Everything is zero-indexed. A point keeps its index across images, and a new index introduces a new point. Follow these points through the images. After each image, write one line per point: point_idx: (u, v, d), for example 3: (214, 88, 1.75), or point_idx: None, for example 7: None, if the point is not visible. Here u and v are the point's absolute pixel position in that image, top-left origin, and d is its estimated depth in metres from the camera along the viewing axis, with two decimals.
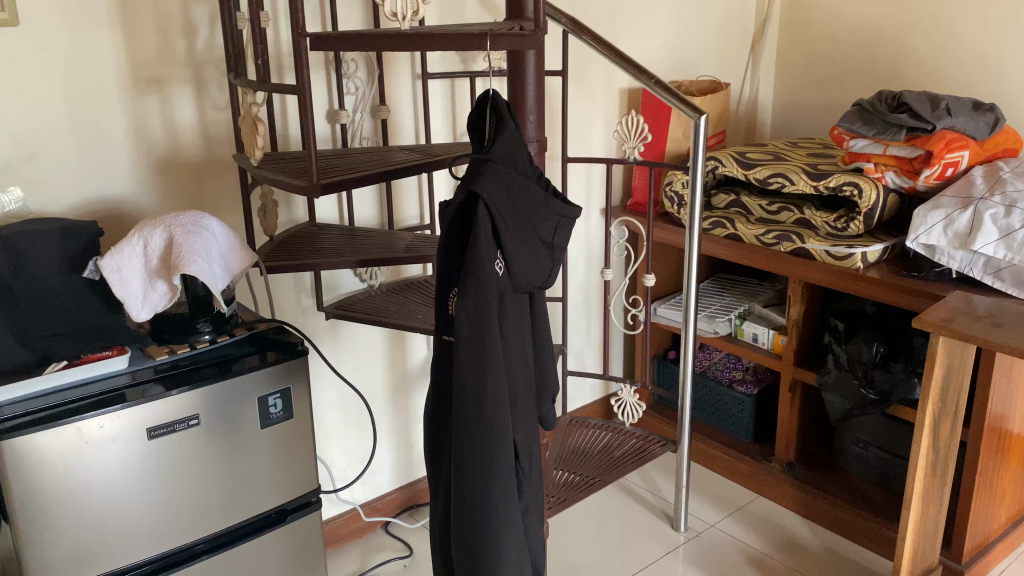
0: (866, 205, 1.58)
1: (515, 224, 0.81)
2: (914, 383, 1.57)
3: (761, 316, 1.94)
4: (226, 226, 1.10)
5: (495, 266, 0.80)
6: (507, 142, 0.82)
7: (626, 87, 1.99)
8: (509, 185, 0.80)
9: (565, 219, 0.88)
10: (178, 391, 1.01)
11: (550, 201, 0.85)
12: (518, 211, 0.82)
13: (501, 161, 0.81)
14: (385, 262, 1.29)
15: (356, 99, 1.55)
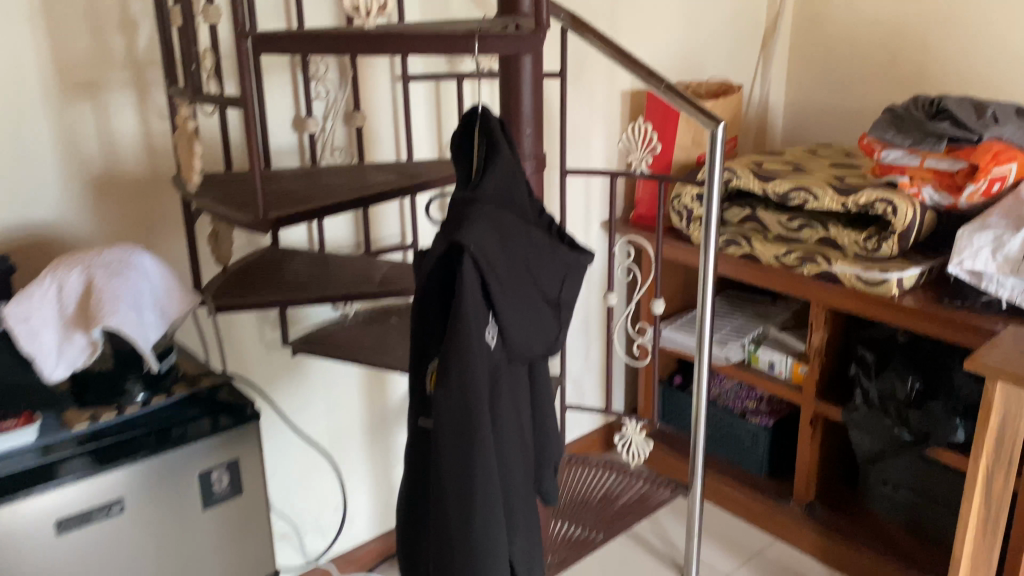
0: (901, 224, 1.41)
1: (513, 280, 0.68)
2: (956, 424, 1.40)
3: (778, 341, 1.77)
4: (161, 264, 0.94)
5: (486, 336, 0.67)
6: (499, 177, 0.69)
7: (629, 89, 1.81)
8: (503, 233, 0.67)
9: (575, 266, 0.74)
10: (98, 472, 0.82)
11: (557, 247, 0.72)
12: (515, 264, 0.68)
13: (492, 201, 0.68)
14: (356, 298, 1.10)
15: (326, 105, 1.36)
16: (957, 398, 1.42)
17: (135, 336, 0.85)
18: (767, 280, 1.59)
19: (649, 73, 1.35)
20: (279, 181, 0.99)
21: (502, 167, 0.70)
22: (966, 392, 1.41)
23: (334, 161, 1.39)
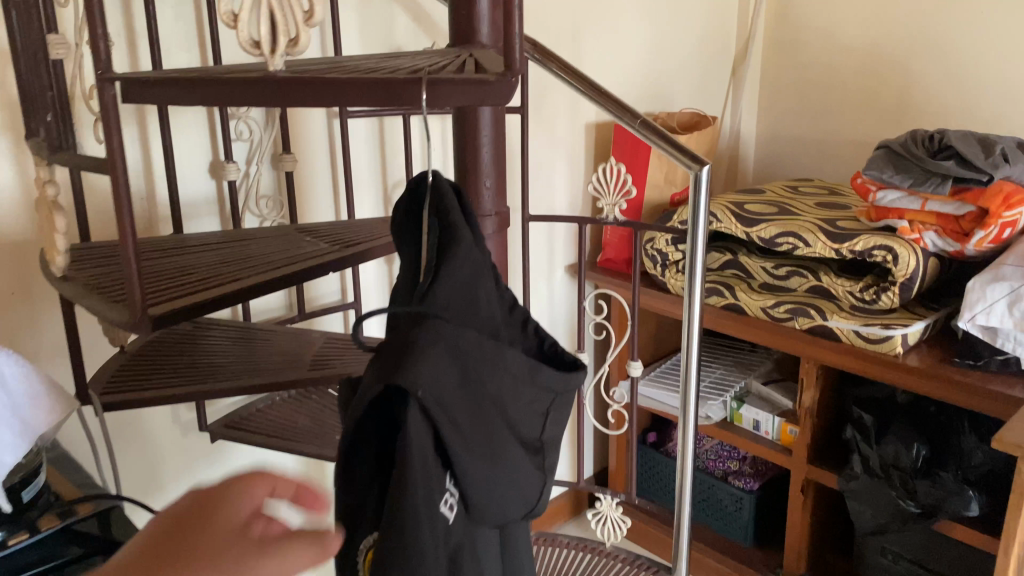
0: (904, 274, 1.26)
1: (478, 422, 0.56)
2: (970, 496, 1.24)
3: (762, 397, 1.62)
4: (20, 357, 0.74)
5: (442, 503, 0.54)
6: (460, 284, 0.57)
7: (593, 122, 1.65)
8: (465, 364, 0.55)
9: (554, 395, 0.64)
10: None
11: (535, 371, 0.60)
12: (481, 403, 0.56)
13: (450, 318, 0.56)
14: (281, 387, 0.90)
15: (249, 147, 1.16)
16: (967, 466, 1.29)
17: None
18: (752, 334, 1.43)
19: (621, 107, 1.21)
20: (185, 251, 0.79)
21: (464, 269, 0.58)
22: (978, 458, 1.28)
23: (261, 212, 1.19)
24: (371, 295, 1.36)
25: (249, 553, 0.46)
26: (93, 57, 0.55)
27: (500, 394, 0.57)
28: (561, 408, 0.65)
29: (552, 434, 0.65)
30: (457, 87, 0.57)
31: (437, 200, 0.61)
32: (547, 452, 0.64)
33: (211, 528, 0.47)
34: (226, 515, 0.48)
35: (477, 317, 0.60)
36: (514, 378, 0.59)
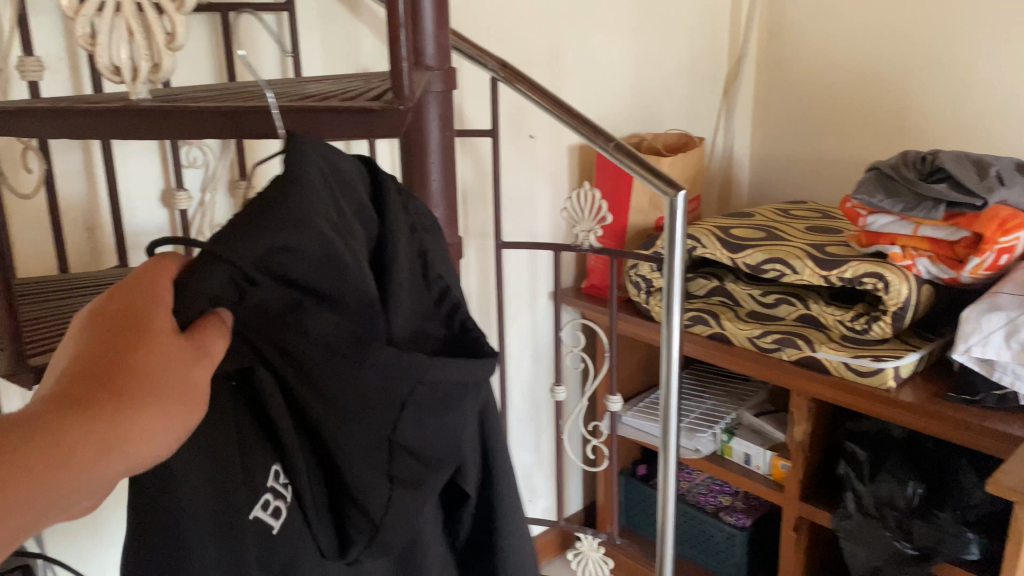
0: (895, 302, 1.20)
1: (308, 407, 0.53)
2: (969, 537, 1.18)
3: (753, 429, 1.55)
4: None
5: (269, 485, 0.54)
6: (315, 235, 0.50)
7: (576, 144, 1.59)
8: (286, 326, 0.50)
9: (433, 391, 0.58)
10: None
11: (397, 353, 0.54)
12: (311, 384, 0.52)
13: (285, 272, 0.48)
14: None
15: (204, 174, 1.12)
16: (965, 506, 1.21)
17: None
18: (735, 365, 1.37)
19: (595, 129, 1.16)
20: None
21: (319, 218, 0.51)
22: (976, 497, 1.21)
23: None
24: None
25: (191, 360, 0.45)
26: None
27: (349, 381, 0.53)
28: (448, 418, 0.60)
29: (434, 450, 0.61)
30: (339, 116, 0.59)
31: (319, 151, 0.55)
32: (396, 459, 0.58)
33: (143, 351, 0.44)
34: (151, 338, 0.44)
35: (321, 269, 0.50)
36: (367, 360, 0.53)
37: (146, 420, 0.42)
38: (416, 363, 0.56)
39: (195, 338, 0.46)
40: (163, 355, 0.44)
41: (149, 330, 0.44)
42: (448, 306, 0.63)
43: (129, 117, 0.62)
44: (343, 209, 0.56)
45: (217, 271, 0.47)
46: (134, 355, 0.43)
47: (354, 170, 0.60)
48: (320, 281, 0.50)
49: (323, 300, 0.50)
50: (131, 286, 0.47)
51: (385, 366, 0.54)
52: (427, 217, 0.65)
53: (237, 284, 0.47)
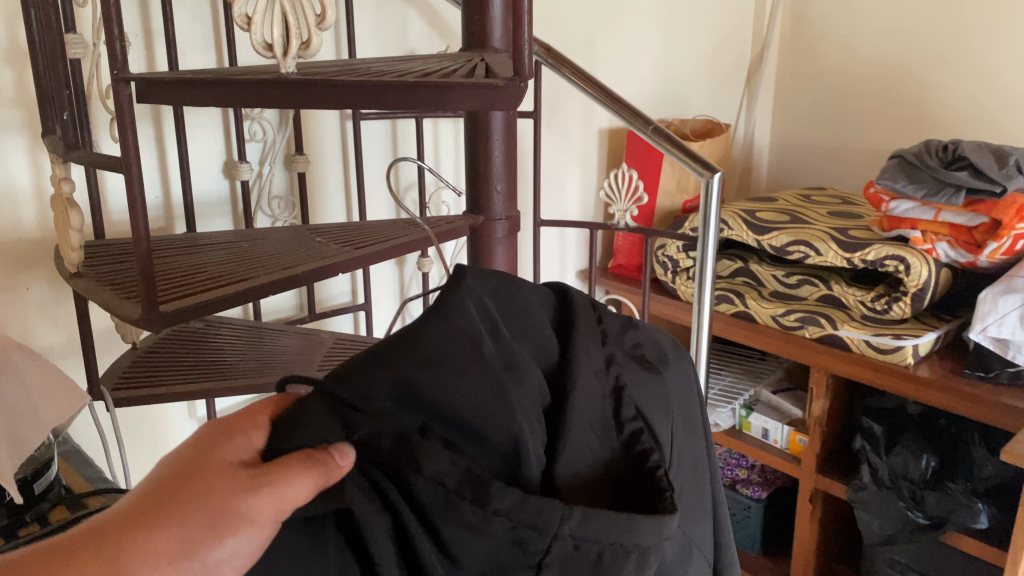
0: (915, 283, 1.26)
1: (427, 565, 0.45)
2: (978, 508, 1.24)
3: (771, 405, 1.61)
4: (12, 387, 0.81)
5: None
6: (443, 365, 0.49)
7: (606, 128, 1.65)
8: (401, 464, 0.46)
9: (577, 551, 0.49)
10: None
11: (524, 497, 0.47)
12: (434, 535, 0.46)
13: (406, 393, 0.48)
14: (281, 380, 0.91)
15: (263, 147, 1.17)
16: (976, 478, 1.28)
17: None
18: (759, 343, 1.42)
19: (634, 113, 1.21)
20: (195, 250, 0.81)
21: (456, 345, 0.50)
22: (987, 471, 1.28)
23: (273, 211, 1.20)
24: (383, 295, 1.38)
25: (239, 488, 0.41)
26: (109, 57, 0.55)
27: (470, 532, 0.46)
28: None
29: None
30: (467, 93, 0.61)
31: (481, 279, 0.58)
32: None
33: (206, 472, 0.42)
34: (216, 460, 0.43)
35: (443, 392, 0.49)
36: (491, 506, 0.46)
37: (162, 543, 0.39)
38: (550, 512, 0.47)
39: (267, 468, 0.42)
40: (212, 484, 0.41)
41: (213, 465, 0.43)
42: (633, 447, 0.59)
43: (280, 88, 0.58)
44: (505, 336, 0.55)
45: (313, 405, 0.45)
46: (192, 478, 0.42)
47: (537, 298, 0.64)
48: (466, 414, 0.49)
49: (465, 436, 0.50)
50: (229, 424, 0.46)
51: (512, 515, 0.46)
52: (642, 350, 0.70)
53: (342, 415, 0.46)
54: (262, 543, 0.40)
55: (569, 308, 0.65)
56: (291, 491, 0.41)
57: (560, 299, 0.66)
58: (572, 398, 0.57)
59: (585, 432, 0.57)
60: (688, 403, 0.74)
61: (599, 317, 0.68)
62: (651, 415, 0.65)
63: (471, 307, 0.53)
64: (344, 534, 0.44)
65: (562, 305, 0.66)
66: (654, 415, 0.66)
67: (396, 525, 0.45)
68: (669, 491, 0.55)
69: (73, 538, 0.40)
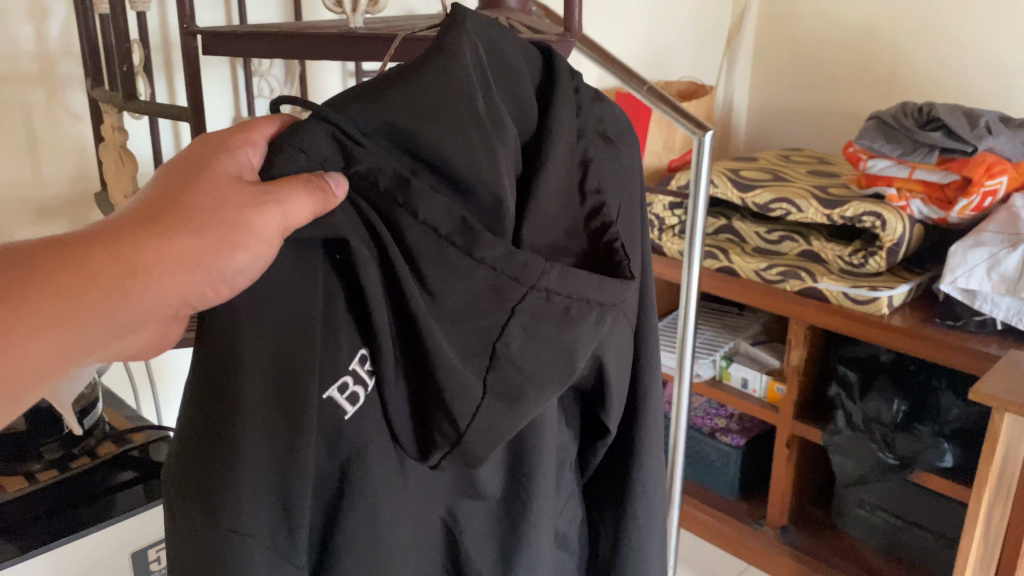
0: (891, 238, 1.33)
1: (411, 295, 0.53)
2: (944, 448, 1.34)
3: (750, 356, 1.69)
4: None
5: (349, 368, 0.54)
6: (437, 108, 0.54)
7: (595, 89, 1.70)
8: (394, 201, 0.52)
9: (549, 301, 0.57)
10: (31, 554, 0.69)
11: (512, 250, 0.55)
12: (417, 272, 0.54)
13: (399, 128, 0.53)
14: None
15: (270, 104, 1.20)
16: (943, 421, 1.37)
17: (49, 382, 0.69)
18: (742, 296, 1.49)
19: (630, 73, 1.26)
20: None
21: (450, 93, 0.54)
22: (953, 414, 1.37)
23: None
24: None
25: (246, 204, 0.47)
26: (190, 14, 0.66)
27: (452, 272, 0.54)
28: (566, 339, 0.59)
29: (544, 368, 0.59)
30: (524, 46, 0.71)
31: (477, 29, 0.59)
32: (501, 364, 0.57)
33: (209, 179, 0.49)
34: (215, 171, 0.49)
35: (434, 130, 0.53)
36: (479, 254, 0.54)
37: (180, 245, 0.46)
38: (533, 266, 0.56)
39: (269, 185, 0.48)
40: (216, 199, 0.48)
41: (218, 176, 0.49)
42: (594, 221, 0.65)
43: (347, 44, 0.64)
44: (494, 94, 0.58)
45: (312, 128, 0.51)
46: (196, 183, 0.49)
47: (520, 59, 0.64)
48: (455, 162, 0.54)
49: (453, 185, 0.56)
50: (230, 135, 0.52)
51: (497, 265, 0.55)
52: (605, 123, 0.70)
53: (339, 141, 0.52)
54: (269, 254, 0.48)
55: (551, 74, 0.66)
56: (292, 208, 0.48)
57: (545, 62, 0.68)
58: (547, 170, 0.62)
59: (553, 203, 0.63)
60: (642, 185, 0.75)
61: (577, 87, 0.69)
62: (615, 190, 0.69)
63: (467, 49, 0.55)
64: (331, 261, 0.52)
65: (546, 68, 0.67)
66: (616, 195, 0.70)
67: (384, 255, 0.53)
68: (627, 261, 0.63)
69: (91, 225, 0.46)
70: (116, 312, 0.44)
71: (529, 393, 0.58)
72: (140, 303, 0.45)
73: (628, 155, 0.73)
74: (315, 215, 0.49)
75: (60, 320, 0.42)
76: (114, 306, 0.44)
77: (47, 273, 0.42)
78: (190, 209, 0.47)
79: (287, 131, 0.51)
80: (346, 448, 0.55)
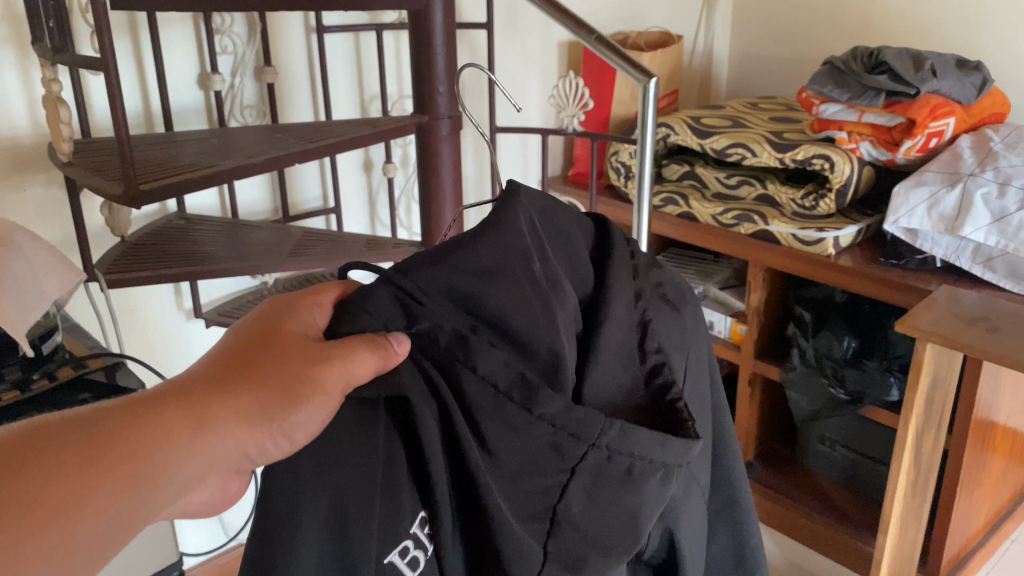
0: (838, 180, 1.37)
1: (469, 451, 0.53)
2: (890, 382, 1.39)
3: (717, 300, 1.74)
4: (48, 273, 0.85)
5: (411, 529, 0.55)
6: (495, 269, 0.57)
7: (566, 41, 1.74)
8: (455, 357, 0.54)
9: (610, 461, 0.58)
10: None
11: (570, 406, 0.56)
12: (478, 431, 0.55)
13: (462, 290, 0.56)
14: (249, 265, 1.03)
15: (233, 59, 1.26)
16: (891, 356, 1.42)
17: (8, 311, 0.78)
18: (703, 240, 1.55)
19: (579, 24, 1.30)
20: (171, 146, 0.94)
21: (510, 258, 0.58)
22: (901, 349, 1.42)
23: (245, 120, 1.30)
24: (353, 196, 1.48)
25: (310, 363, 0.52)
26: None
27: (517, 434, 0.55)
28: (629, 501, 0.59)
29: (608, 534, 0.60)
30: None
31: (530, 198, 0.64)
32: (559, 530, 0.58)
33: (284, 347, 0.53)
34: (287, 337, 0.54)
35: (497, 297, 0.57)
36: (537, 410, 0.55)
37: (245, 406, 0.52)
38: (592, 423, 0.56)
39: (334, 347, 0.52)
40: (289, 362, 0.53)
41: (286, 342, 0.54)
42: (657, 377, 0.65)
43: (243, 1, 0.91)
44: (550, 258, 0.62)
45: (378, 292, 0.53)
46: (275, 347, 0.54)
47: (574, 222, 0.70)
48: (514, 320, 0.57)
49: (510, 340, 0.58)
50: (301, 297, 0.57)
51: (557, 421, 0.55)
52: (666, 289, 0.72)
53: (404, 303, 0.53)
54: (330, 407, 0.52)
55: (605, 238, 0.71)
56: (353, 365, 0.51)
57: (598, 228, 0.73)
58: (607, 325, 0.64)
59: (615, 362, 0.64)
60: (698, 338, 0.79)
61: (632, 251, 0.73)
62: (674, 347, 0.71)
63: (522, 220, 0.59)
64: (393, 420, 0.54)
65: (599, 234, 0.72)
66: (675, 351, 0.71)
67: (442, 411, 0.54)
68: (692, 419, 0.62)
69: (174, 381, 0.52)
70: (183, 466, 0.49)
71: (588, 557, 0.59)
72: (203, 457, 0.50)
73: (688, 314, 0.75)
74: (376, 372, 0.51)
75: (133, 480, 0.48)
76: (182, 460, 0.49)
77: (117, 438, 0.48)
78: (260, 375, 0.53)
79: (351, 296, 0.54)
80: None
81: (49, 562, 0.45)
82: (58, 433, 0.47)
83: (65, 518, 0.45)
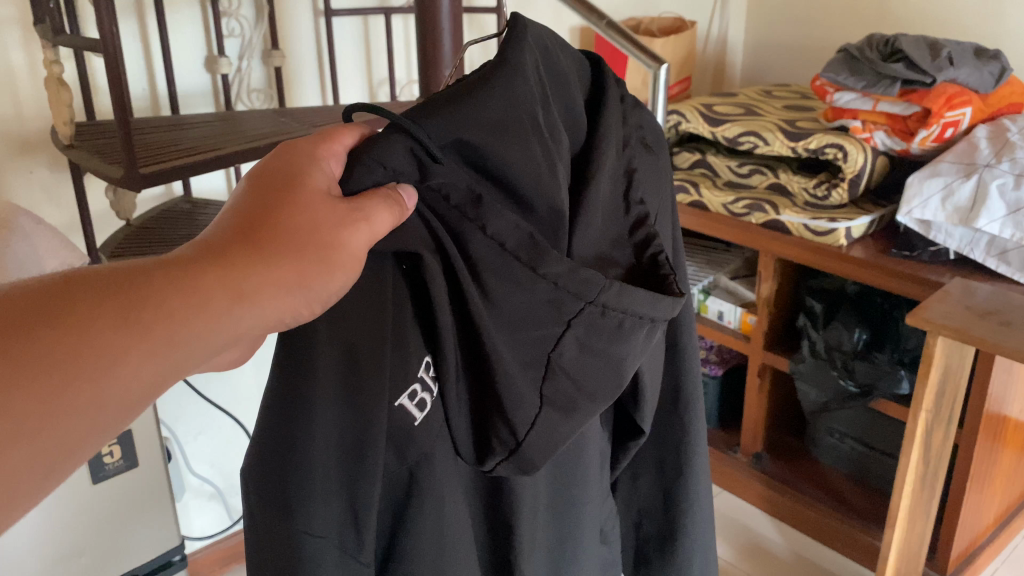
0: (852, 169, 1.36)
1: (472, 306, 0.54)
2: (900, 375, 1.37)
3: (728, 290, 1.72)
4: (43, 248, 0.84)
5: (418, 375, 0.56)
6: (505, 122, 0.54)
7: (577, 26, 1.72)
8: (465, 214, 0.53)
9: (604, 317, 0.57)
10: None
11: (574, 266, 0.55)
12: (481, 285, 0.55)
13: (470, 139, 0.53)
14: None
15: (241, 43, 1.26)
16: (903, 350, 1.41)
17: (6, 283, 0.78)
18: (715, 230, 1.53)
19: (590, 8, 1.28)
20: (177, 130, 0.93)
21: (519, 109, 0.55)
22: (913, 342, 1.40)
23: (252, 103, 1.30)
24: None
25: (340, 224, 0.49)
26: None
27: (521, 289, 0.55)
28: (619, 353, 0.60)
29: (598, 381, 0.60)
30: None
31: (536, 37, 0.60)
32: (553, 381, 0.58)
33: (303, 189, 0.50)
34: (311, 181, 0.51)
35: (506, 146, 0.54)
36: (540, 269, 0.55)
37: (284, 276, 0.47)
38: (592, 282, 0.56)
39: (354, 202, 0.50)
40: (316, 221, 0.49)
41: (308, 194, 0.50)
42: (638, 230, 0.65)
43: None
44: (552, 106, 0.60)
45: (393, 142, 0.51)
46: (292, 187, 0.50)
47: (570, 65, 0.66)
48: (518, 172, 0.55)
49: (512, 195, 0.57)
50: (317, 144, 0.54)
51: (559, 281, 0.55)
52: (644, 133, 0.70)
53: (417, 156, 0.52)
54: (355, 268, 0.50)
55: (599, 86, 0.68)
56: (378, 224, 0.50)
57: (594, 71, 0.70)
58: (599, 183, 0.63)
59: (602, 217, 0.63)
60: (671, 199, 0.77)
61: (622, 94, 0.71)
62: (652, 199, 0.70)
63: (531, 65, 0.56)
64: (402, 270, 0.55)
65: (596, 80, 0.69)
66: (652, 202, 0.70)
67: (445, 261, 0.54)
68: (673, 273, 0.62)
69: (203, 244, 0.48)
70: (222, 332, 0.45)
71: (581, 402, 0.60)
72: (238, 324, 0.46)
73: (664, 161, 0.73)
74: (394, 226, 0.51)
75: (169, 341, 0.43)
76: (219, 328, 0.45)
77: (156, 298, 0.43)
78: (281, 224, 0.49)
79: (369, 143, 0.52)
80: (413, 454, 0.57)
81: (73, 435, 0.41)
82: (86, 292, 0.42)
83: (93, 387, 0.41)
